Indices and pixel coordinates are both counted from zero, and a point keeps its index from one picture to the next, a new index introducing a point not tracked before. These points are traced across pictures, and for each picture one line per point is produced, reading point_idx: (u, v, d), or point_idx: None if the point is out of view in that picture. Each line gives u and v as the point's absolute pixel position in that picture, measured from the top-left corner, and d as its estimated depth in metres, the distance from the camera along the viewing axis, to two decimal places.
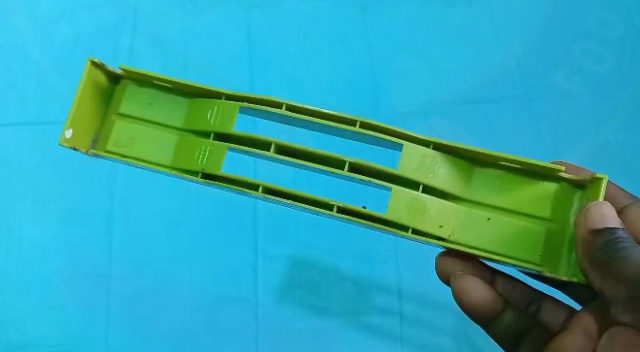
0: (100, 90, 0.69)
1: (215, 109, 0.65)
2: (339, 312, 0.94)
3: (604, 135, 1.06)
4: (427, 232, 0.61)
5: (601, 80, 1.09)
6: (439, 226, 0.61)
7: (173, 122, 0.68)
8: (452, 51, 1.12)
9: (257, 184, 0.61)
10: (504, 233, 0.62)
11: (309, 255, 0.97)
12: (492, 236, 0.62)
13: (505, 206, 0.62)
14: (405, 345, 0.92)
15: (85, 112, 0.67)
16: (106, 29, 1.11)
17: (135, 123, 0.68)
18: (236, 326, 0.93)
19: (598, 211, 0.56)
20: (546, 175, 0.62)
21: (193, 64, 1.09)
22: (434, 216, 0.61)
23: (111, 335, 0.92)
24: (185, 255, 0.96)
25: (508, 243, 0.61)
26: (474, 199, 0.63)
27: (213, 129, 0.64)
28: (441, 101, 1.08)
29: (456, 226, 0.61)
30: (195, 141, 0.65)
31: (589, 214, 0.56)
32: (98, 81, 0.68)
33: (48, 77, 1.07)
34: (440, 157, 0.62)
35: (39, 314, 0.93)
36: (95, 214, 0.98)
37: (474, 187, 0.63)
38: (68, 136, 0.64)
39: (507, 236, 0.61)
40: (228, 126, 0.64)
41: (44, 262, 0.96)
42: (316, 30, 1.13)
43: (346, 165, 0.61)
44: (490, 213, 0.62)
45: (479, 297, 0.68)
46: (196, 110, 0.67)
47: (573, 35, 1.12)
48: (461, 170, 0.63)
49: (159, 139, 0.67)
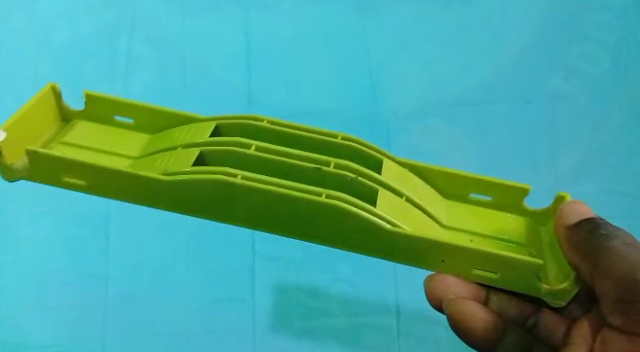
0: (44, 113, 0.73)
1: (187, 130, 0.71)
2: (337, 314, 0.93)
3: (602, 137, 1.05)
4: (407, 227, 0.63)
5: (597, 83, 1.10)
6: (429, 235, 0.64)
7: (130, 150, 0.73)
8: (447, 52, 1.14)
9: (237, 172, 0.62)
10: None
11: (306, 256, 0.99)
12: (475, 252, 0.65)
13: (482, 232, 0.68)
14: (403, 345, 0.91)
15: (28, 128, 0.70)
16: (105, 32, 1.12)
17: (81, 150, 0.72)
18: (233, 326, 0.92)
19: (573, 207, 0.62)
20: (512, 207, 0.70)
21: (191, 63, 1.09)
22: (420, 226, 0.65)
23: (107, 335, 0.90)
24: (183, 257, 0.97)
25: None
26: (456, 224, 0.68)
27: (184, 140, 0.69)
28: (439, 100, 1.08)
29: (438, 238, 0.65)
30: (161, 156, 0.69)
31: (566, 212, 0.62)
32: (51, 112, 0.74)
33: (45, 75, 1.06)
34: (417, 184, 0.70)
35: (33, 313, 0.91)
36: (92, 217, 1.00)
37: (453, 218, 0.69)
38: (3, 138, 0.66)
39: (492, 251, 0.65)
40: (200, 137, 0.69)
41: (40, 261, 0.95)
42: (313, 34, 1.15)
43: (330, 163, 0.65)
44: (474, 237, 0.67)
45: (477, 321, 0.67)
46: (163, 136, 0.73)
47: (565, 40, 1.15)
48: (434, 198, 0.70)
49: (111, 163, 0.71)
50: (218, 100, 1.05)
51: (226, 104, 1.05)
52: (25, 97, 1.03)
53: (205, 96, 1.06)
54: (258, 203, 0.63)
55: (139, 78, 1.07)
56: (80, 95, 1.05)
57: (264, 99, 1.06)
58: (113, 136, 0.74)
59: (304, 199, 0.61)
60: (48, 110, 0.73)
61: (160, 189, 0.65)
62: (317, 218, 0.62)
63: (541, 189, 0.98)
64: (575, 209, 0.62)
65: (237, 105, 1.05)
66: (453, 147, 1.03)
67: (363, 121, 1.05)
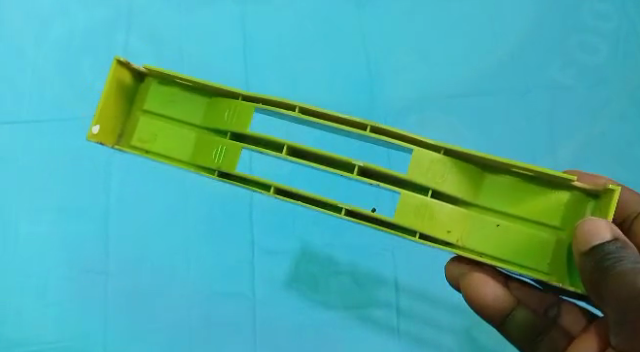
0: (124, 91, 0.68)
1: (231, 110, 0.64)
2: (337, 306, 0.94)
3: (598, 129, 1.06)
4: (431, 231, 0.60)
5: (595, 73, 1.10)
6: (447, 231, 0.60)
7: (193, 119, 0.67)
8: (449, 41, 1.12)
9: (269, 185, 0.61)
10: (515, 239, 0.59)
11: (307, 249, 0.97)
12: (503, 242, 0.59)
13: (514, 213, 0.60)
14: (403, 338, 0.92)
15: (109, 105, 0.67)
16: (100, 24, 1.10)
17: (157, 119, 0.68)
18: (234, 321, 0.93)
19: (591, 225, 0.54)
20: (557, 184, 0.59)
21: (188, 58, 1.09)
22: (443, 221, 0.60)
23: (109, 331, 0.93)
24: (182, 249, 0.96)
25: (517, 247, 0.59)
26: (486, 201, 0.60)
27: (228, 128, 0.64)
28: (439, 93, 1.09)
29: (464, 230, 0.60)
30: (214, 138, 0.65)
31: (580, 233, 0.54)
32: (125, 80, 0.68)
33: (42, 72, 1.07)
34: (450, 163, 0.60)
35: (38, 309, 0.94)
36: (91, 211, 0.98)
37: (487, 195, 0.61)
38: (95, 132, 0.66)
39: (514, 238, 0.59)
40: (244, 126, 0.63)
41: (41, 258, 0.96)
42: (310, 22, 1.12)
43: (356, 168, 0.60)
44: (499, 218, 0.60)
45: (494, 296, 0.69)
46: (215, 111, 0.66)
47: (568, 26, 1.12)
48: (472, 178, 0.61)
49: (182, 137, 0.66)
50: None
51: None
52: (24, 98, 1.05)
53: None
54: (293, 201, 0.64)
55: None
56: (79, 93, 1.06)
57: (263, 95, 1.07)
58: (178, 102, 0.67)
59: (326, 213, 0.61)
60: (119, 90, 0.68)
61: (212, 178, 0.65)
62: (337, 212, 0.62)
63: None
64: (595, 227, 0.54)
65: None
66: (451, 141, 1.06)
67: (362, 116, 1.07)
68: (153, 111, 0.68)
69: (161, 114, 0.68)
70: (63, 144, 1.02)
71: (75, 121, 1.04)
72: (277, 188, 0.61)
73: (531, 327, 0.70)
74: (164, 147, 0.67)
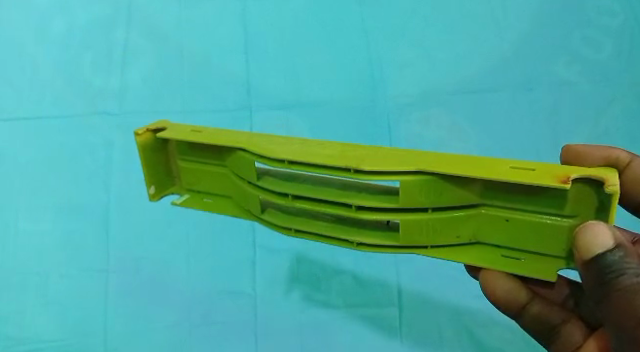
0: (156, 149, 0.67)
1: (241, 161, 0.61)
2: (338, 305, 0.93)
3: (605, 124, 1.05)
4: (442, 242, 0.58)
5: (599, 70, 1.09)
6: (456, 236, 0.58)
7: (219, 163, 0.65)
8: (450, 37, 1.11)
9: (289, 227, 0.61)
10: (525, 235, 0.55)
11: (308, 249, 0.97)
12: (513, 238, 0.56)
13: (521, 214, 0.54)
14: (405, 336, 0.91)
15: (152, 165, 0.67)
16: (100, 22, 1.09)
17: (194, 167, 0.67)
18: (234, 318, 0.92)
19: (590, 232, 0.49)
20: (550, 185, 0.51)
21: (189, 55, 1.08)
22: (449, 231, 0.57)
23: (110, 328, 0.92)
24: (183, 248, 0.96)
25: (531, 243, 0.55)
26: (487, 204, 0.55)
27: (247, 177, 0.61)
28: (441, 89, 1.08)
29: (473, 231, 0.57)
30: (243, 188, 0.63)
31: (581, 241, 0.50)
32: (152, 142, 0.67)
33: (42, 70, 1.06)
34: (438, 181, 0.54)
35: (38, 308, 0.93)
36: (91, 208, 0.98)
37: (486, 201, 0.55)
38: (153, 192, 0.68)
39: (524, 235, 0.55)
40: (254, 175, 0.61)
41: (41, 256, 0.96)
42: (310, 19, 1.11)
43: (352, 206, 0.57)
44: (508, 214, 0.55)
45: (514, 287, 0.60)
46: (235, 161, 0.62)
47: (571, 23, 1.11)
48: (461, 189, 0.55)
49: (219, 182, 0.66)
50: (217, 93, 1.06)
51: (226, 96, 1.06)
52: (24, 95, 1.05)
53: (204, 89, 1.06)
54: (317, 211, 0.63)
55: (138, 71, 1.07)
56: (80, 90, 1.05)
57: (263, 93, 1.07)
58: (207, 152, 0.65)
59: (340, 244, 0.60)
60: (152, 156, 0.67)
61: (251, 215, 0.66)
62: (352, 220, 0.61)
63: None
64: (594, 234, 0.49)
65: (236, 95, 1.06)
66: (455, 137, 1.05)
67: (365, 111, 1.06)
68: (186, 159, 0.67)
69: (197, 162, 0.67)
70: (64, 142, 1.02)
71: (75, 118, 1.03)
72: (296, 226, 0.61)
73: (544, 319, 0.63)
74: (209, 188, 0.68)
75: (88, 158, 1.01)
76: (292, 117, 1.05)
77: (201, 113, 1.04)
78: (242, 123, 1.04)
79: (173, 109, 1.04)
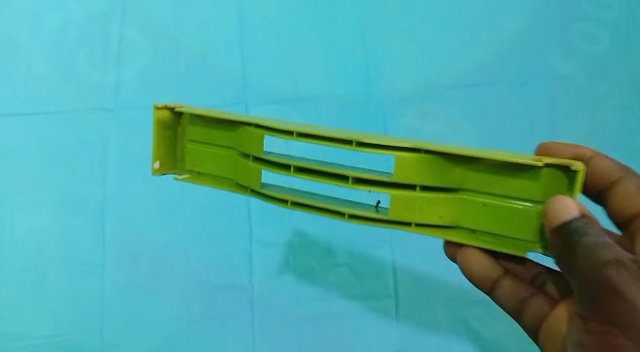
0: (169, 129, 0.69)
1: (248, 136, 0.63)
2: (335, 298, 0.94)
3: (601, 116, 1.06)
4: (426, 222, 0.59)
5: (596, 63, 1.08)
6: (438, 217, 0.59)
7: (226, 143, 0.66)
8: (447, 31, 1.10)
9: (286, 199, 0.61)
10: (504, 217, 0.57)
11: (304, 242, 0.96)
12: (493, 222, 0.58)
13: (503, 196, 0.57)
14: (401, 327, 0.93)
15: (162, 142, 0.68)
16: (94, 16, 1.08)
17: (202, 147, 0.68)
18: (232, 311, 0.93)
19: (558, 203, 0.52)
20: (530, 166, 0.55)
21: (185, 51, 1.08)
22: (433, 209, 0.59)
23: (108, 322, 0.93)
24: (179, 243, 0.96)
25: (510, 226, 0.57)
26: (470, 186, 0.58)
27: (251, 152, 0.62)
28: (438, 84, 1.08)
29: (455, 214, 0.59)
30: (247, 163, 0.64)
31: (551, 210, 0.53)
32: (165, 121, 0.68)
33: (38, 66, 1.06)
34: (432, 160, 0.57)
35: (36, 303, 0.94)
36: (87, 204, 0.98)
37: (470, 183, 0.58)
38: (157, 166, 0.68)
39: (503, 218, 0.57)
40: (261, 149, 0.62)
41: (38, 252, 0.96)
42: (305, 12, 1.10)
43: (349, 178, 0.58)
44: (486, 199, 0.58)
45: (485, 262, 0.64)
46: (242, 137, 0.64)
47: (569, 15, 1.10)
48: (450, 169, 0.57)
49: (223, 162, 0.67)
50: (215, 89, 1.06)
51: (223, 92, 1.06)
52: (20, 91, 1.04)
53: (201, 86, 1.06)
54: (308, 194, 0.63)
55: (133, 67, 1.07)
56: (75, 86, 1.05)
57: (259, 88, 1.07)
58: (216, 131, 0.66)
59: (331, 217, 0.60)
60: (164, 133, 0.68)
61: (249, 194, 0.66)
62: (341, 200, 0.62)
63: None
64: (562, 204, 0.52)
65: (231, 91, 1.06)
66: (450, 131, 1.06)
67: (361, 106, 1.07)
68: (196, 140, 0.68)
69: (205, 143, 0.68)
70: (60, 137, 1.02)
71: (71, 114, 1.03)
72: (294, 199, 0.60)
73: (516, 295, 0.65)
74: (212, 169, 0.68)
75: (84, 153, 1.00)
76: (289, 111, 1.06)
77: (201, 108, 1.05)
78: None
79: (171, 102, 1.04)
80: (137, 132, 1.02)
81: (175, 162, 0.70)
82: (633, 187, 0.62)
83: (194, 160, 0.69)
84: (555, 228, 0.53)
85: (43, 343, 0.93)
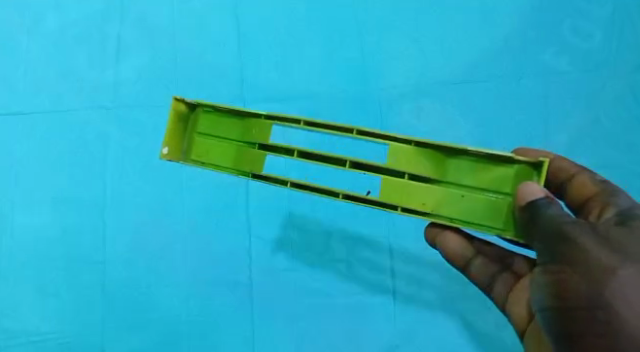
0: (181, 120, 0.74)
1: (256, 128, 0.70)
2: (333, 293, 0.95)
3: (596, 112, 1.07)
4: (408, 207, 0.65)
5: (589, 59, 1.09)
6: (422, 204, 0.65)
7: (232, 135, 0.72)
8: (441, 29, 1.12)
9: (286, 181, 0.68)
10: (478, 207, 0.63)
11: (302, 238, 0.97)
12: (468, 211, 0.63)
13: (479, 187, 0.63)
14: (398, 321, 0.94)
15: (171, 131, 0.73)
16: (92, 16, 1.09)
17: (208, 139, 0.73)
18: (231, 307, 0.94)
19: (525, 187, 0.59)
20: (503, 160, 0.61)
21: (182, 50, 1.09)
22: (417, 196, 0.65)
23: (108, 319, 0.94)
24: (178, 240, 0.97)
25: (483, 214, 0.63)
26: (450, 178, 0.64)
27: (257, 140, 0.70)
28: (432, 80, 1.09)
29: (437, 202, 0.65)
30: (252, 152, 0.70)
31: (520, 194, 0.59)
32: (180, 111, 0.74)
33: (36, 65, 1.07)
34: (419, 152, 0.64)
35: (37, 300, 0.95)
36: (86, 201, 0.99)
37: (451, 175, 0.64)
38: (166, 152, 0.72)
39: (477, 208, 0.63)
40: (268, 138, 0.70)
41: (39, 250, 0.97)
42: (302, 12, 1.11)
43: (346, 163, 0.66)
44: (464, 190, 0.64)
45: (459, 244, 0.71)
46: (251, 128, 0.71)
47: (562, 12, 1.11)
48: (435, 160, 0.64)
49: (226, 151, 0.72)
50: (212, 86, 1.07)
51: (220, 90, 1.07)
52: (18, 91, 1.05)
53: (198, 85, 1.07)
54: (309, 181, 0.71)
55: (131, 65, 1.07)
56: (73, 85, 1.06)
57: (257, 86, 1.08)
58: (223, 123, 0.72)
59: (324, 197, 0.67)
60: (175, 123, 0.73)
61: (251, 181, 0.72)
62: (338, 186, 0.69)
63: None
64: (527, 187, 0.58)
65: (229, 90, 1.07)
66: (446, 127, 1.06)
67: (357, 103, 1.07)
68: (203, 132, 0.74)
69: (211, 135, 0.73)
70: (58, 136, 1.02)
71: (70, 113, 1.04)
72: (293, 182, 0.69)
73: (488, 272, 0.72)
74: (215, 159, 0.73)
75: (83, 152, 1.01)
76: (285, 108, 1.07)
77: None
78: None
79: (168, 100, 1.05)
80: (135, 130, 1.03)
81: (182, 151, 0.74)
82: (588, 180, 0.68)
83: (198, 150, 0.74)
84: (524, 206, 0.59)
85: (44, 339, 0.94)
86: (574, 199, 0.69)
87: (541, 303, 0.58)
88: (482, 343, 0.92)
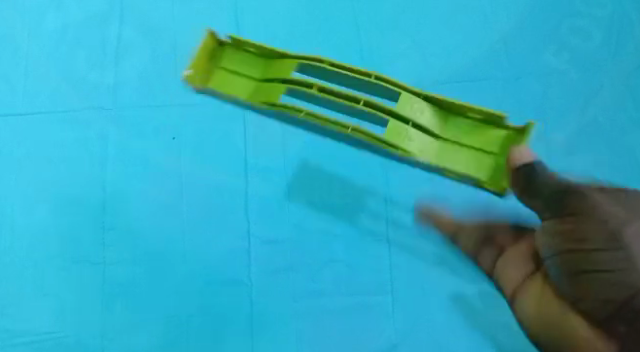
0: (209, 54, 0.86)
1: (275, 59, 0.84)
2: (332, 293, 0.95)
3: (595, 112, 1.06)
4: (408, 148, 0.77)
5: (588, 59, 1.10)
6: (419, 151, 0.78)
7: (251, 71, 0.85)
8: (440, 29, 1.12)
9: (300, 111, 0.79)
10: (466, 160, 0.78)
11: (301, 238, 0.98)
12: (455, 160, 0.78)
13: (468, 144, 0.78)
14: (397, 321, 0.94)
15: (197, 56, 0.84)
16: (95, 17, 1.10)
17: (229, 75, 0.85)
18: (230, 307, 0.94)
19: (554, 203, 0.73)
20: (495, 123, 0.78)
21: (183, 49, 1.09)
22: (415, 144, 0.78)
23: (107, 319, 0.94)
24: (178, 240, 0.97)
25: (468, 165, 0.78)
26: (448, 135, 0.79)
27: (279, 75, 0.82)
28: (432, 80, 1.09)
29: (429, 150, 0.78)
30: (273, 88, 0.81)
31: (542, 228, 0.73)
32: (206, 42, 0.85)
33: (36, 65, 1.07)
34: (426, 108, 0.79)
35: (37, 300, 0.95)
36: (86, 202, 0.99)
37: (448, 129, 0.79)
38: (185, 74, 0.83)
39: (464, 157, 0.78)
40: (289, 72, 0.81)
41: (39, 250, 0.97)
42: (302, 13, 1.13)
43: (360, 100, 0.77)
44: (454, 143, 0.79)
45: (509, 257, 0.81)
46: (274, 67, 0.84)
47: (559, 14, 1.13)
48: (438, 115, 0.79)
49: (244, 84, 0.85)
50: None
51: None
52: (18, 90, 1.06)
53: None
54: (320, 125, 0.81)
55: (132, 65, 1.08)
56: (73, 85, 1.06)
57: None
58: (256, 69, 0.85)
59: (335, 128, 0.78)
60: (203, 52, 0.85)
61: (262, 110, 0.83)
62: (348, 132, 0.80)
63: None
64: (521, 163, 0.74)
65: None
66: None
67: None
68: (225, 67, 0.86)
69: (234, 73, 0.85)
70: (59, 136, 1.03)
71: (70, 113, 1.04)
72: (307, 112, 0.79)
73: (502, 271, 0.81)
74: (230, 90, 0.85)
75: (83, 152, 1.02)
76: None
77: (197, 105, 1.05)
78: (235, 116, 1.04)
79: (169, 100, 1.05)
80: (135, 131, 1.03)
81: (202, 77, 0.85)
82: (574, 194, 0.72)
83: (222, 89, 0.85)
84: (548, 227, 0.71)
85: (43, 339, 0.93)
86: (556, 212, 0.73)
87: (554, 268, 0.69)
88: (480, 344, 0.92)
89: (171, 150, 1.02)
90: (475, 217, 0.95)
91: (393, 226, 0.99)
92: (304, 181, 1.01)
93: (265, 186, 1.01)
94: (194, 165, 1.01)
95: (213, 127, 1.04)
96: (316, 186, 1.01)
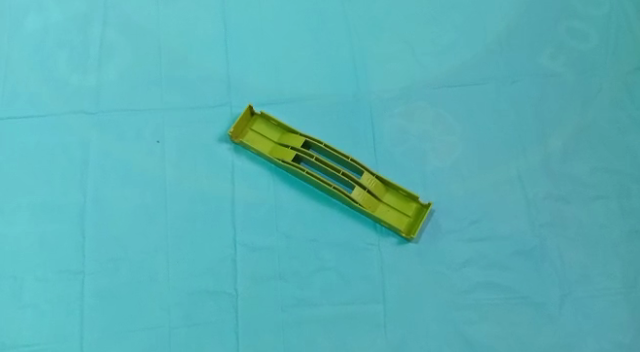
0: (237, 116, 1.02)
1: (259, 123, 1.01)
2: (321, 303, 0.92)
3: (592, 114, 1.03)
4: (343, 193, 0.95)
5: (584, 60, 1.07)
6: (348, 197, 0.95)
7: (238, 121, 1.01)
8: (433, 31, 1.09)
9: (264, 152, 0.99)
10: (387, 215, 0.95)
11: (289, 246, 0.94)
12: (377, 212, 0.95)
13: (391, 209, 0.96)
14: (389, 332, 0.90)
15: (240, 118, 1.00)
16: (76, 20, 1.07)
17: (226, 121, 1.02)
18: (215, 319, 0.90)
19: None
20: (411, 208, 0.95)
21: (167, 53, 1.06)
22: (348, 193, 0.95)
23: (85, 332, 0.89)
24: (161, 249, 0.94)
25: (388, 215, 0.95)
26: (375, 202, 0.95)
27: (256, 132, 1.00)
28: (425, 82, 1.05)
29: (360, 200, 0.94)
30: (250, 137, 1.00)
31: None
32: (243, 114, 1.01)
33: (16, 68, 1.04)
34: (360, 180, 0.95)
35: (11, 312, 0.90)
36: (66, 209, 0.96)
37: (377, 202, 0.96)
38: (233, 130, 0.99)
39: (384, 213, 0.95)
40: (265, 132, 1.00)
41: (14, 260, 0.93)
42: (291, 16, 1.10)
43: (314, 156, 0.96)
44: (378, 209, 0.95)
45: None
46: (257, 128, 1.00)
47: (555, 16, 1.10)
48: (373, 187, 0.95)
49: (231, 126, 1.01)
50: (196, 90, 1.04)
51: (205, 93, 1.03)
52: None
53: (183, 88, 1.04)
54: (277, 166, 0.99)
55: (115, 68, 1.05)
56: (54, 89, 1.03)
57: (244, 89, 1.04)
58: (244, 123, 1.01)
59: (289, 168, 0.97)
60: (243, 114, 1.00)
61: (235, 146, 1.00)
62: (300, 175, 0.98)
63: (528, 172, 1.00)
64: None
65: (215, 92, 1.04)
66: (439, 130, 1.02)
67: (346, 106, 1.04)
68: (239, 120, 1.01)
69: (226, 120, 1.02)
70: (38, 141, 0.99)
71: (50, 117, 1.01)
72: (270, 156, 0.98)
73: None
74: (223, 130, 1.01)
75: (63, 158, 0.98)
76: (272, 111, 1.03)
77: (181, 110, 1.02)
78: (220, 121, 1.02)
79: (153, 104, 1.02)
80: (118, 136, 1.00)
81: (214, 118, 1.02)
82: None
83: (216, 125, 1.01)
84: None
85: None
86: None
87: None
88: None
89: (156, 156, 0.99)
90: (459, 238, 0.95)
91: (385, 233, 0.96)
92: (294, 187, 0.98)
93: (252, 192, 0.98)
94: (178, 172, 0.98)
95: (198, 133, 1.01)
96: (305, 192, 0.98)
